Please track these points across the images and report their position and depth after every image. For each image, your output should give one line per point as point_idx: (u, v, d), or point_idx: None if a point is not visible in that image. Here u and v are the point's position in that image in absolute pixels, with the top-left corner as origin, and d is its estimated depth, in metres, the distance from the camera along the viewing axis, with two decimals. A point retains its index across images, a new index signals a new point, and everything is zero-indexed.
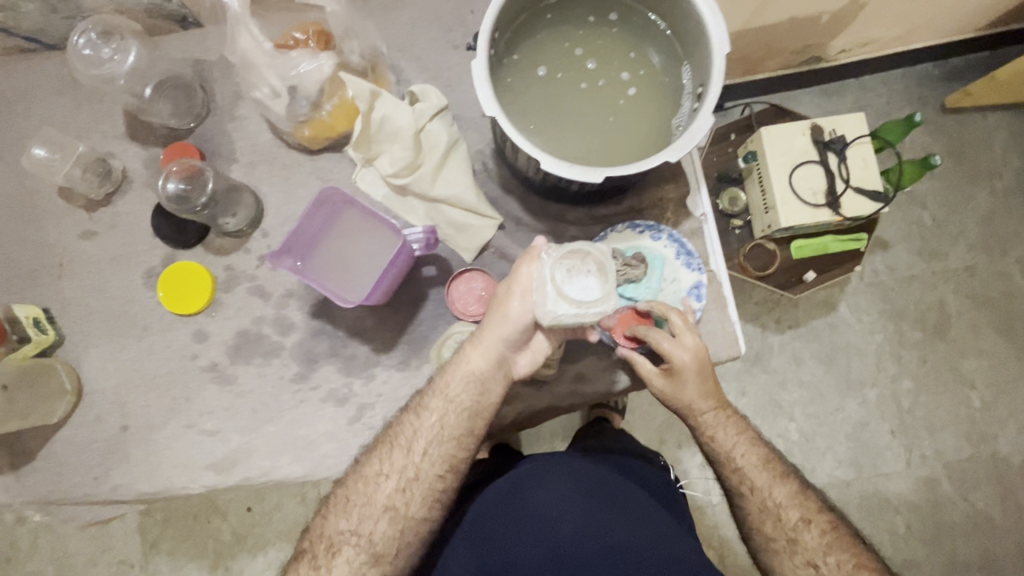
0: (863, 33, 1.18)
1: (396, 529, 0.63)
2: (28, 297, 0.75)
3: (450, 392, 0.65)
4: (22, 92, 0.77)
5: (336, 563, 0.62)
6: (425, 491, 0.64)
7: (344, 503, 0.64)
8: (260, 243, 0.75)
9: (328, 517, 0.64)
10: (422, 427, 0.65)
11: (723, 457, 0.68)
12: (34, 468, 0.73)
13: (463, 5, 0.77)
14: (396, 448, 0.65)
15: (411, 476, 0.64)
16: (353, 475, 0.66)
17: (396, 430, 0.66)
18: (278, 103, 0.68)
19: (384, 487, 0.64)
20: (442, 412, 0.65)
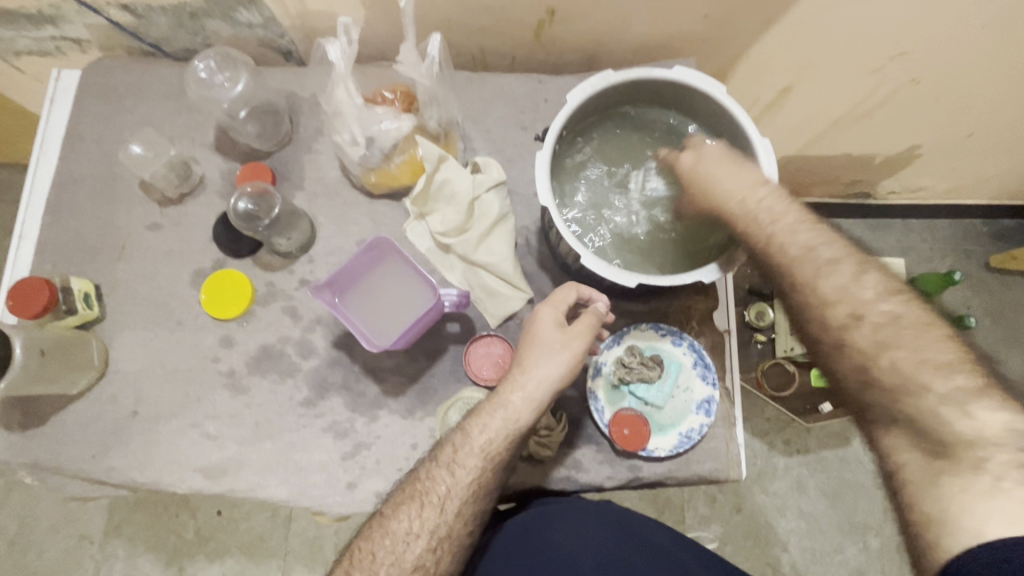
0: (914, 180, 1.38)
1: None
2: (84, 271, 0.80)
3: (485, 451, 0.64)
4: (132, 90, 0.86)
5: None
6: (454, 551, 0.63)
7: (366, 564, 0.62)
8: (305, 267, 0.80)
9: (352, 573, 0.62)
10: (456, 487, 0.63)
11: (819, 296, 0.60)
12: (40, 432, 0.75)
13: (538, 94, 0.85)
14: (427, 506, 0.63)
15: (442, 535, 0.62)
16: (376, 527, 0.63)
17: (425, 486, 0.64)
18: (354, 150, 0.73)
19: (411, 550, 0.61)
20: (478, 472, 0.63)
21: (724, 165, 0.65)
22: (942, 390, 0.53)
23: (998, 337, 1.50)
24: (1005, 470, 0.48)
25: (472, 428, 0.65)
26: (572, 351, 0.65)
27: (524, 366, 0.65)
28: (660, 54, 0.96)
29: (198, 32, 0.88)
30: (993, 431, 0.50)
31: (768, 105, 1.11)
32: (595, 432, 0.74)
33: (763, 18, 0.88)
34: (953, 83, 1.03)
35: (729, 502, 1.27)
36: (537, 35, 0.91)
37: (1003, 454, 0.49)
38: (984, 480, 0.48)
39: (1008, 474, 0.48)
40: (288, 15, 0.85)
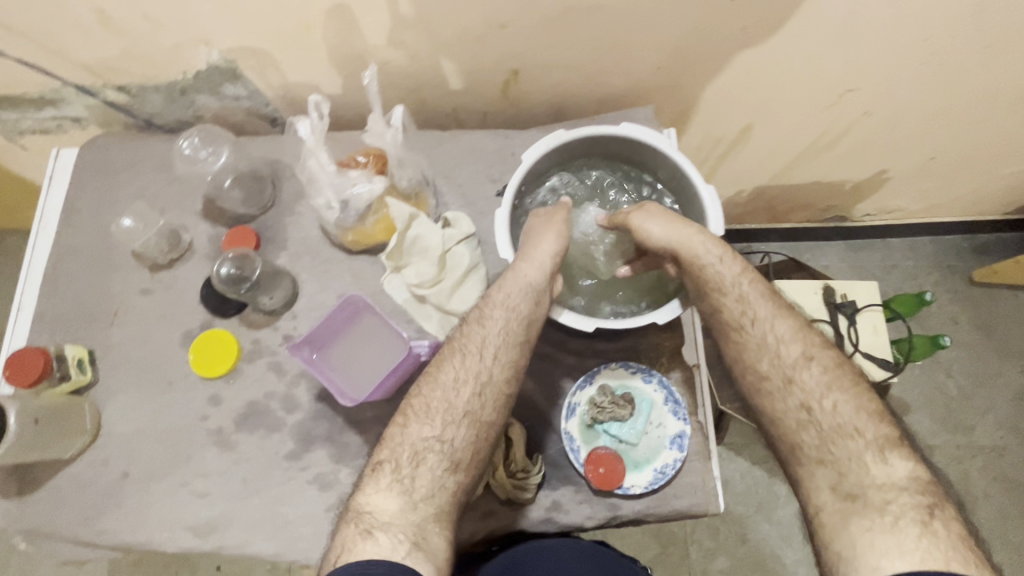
0: (886, 202, 1.42)
1: (473, 434, 0.68)
2: (80, 338, 0.84)
3: (507, 304, 0.73)
4: (126, 164, 0.92)
5: (421, 472, 0.65)
6: (496, 396, 0.70)
7: (419, 413, 0.68)
8: (288, 323, 0.83)
9: (408, 426, 0.68)
10: (489, 335, 0.71)
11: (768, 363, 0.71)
12: (36, 498, 0.78)
13: (505, 148, 0.90)
14: (467, 356, 0.71)
15: (483, 381, 0.70)
16: (424, 387, 0.70)
17: (462, 342, 0.72)
18: (331, 214, 0.80)
19: (456, 398, 0.69)
20: (505, 322, 0.72)
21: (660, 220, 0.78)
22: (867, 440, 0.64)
23: (990, 351, 1.50)
24: (903, 510, 0.58)
25: (492, 293, 0.74)
26: (557, 224, 0.79)
27: (527, 247, 0.77)
28: (623, 100, 1.01)
29: (188, 106, 0.95)
30: (900, 479, 0.61)
31: (732, 143, 1.14)
32: (573, 472, 0.76)
33: (715, 66, 0.92)
34: (908, 113, 1.06)
35: (734, 534, 1.29)
36: (504, 91, 0.96)
37: (899, 496, 0.59)
38: (888, 518, 0.58)
39: (905, 512, 0.58)
40: (270, 87, 0.91)
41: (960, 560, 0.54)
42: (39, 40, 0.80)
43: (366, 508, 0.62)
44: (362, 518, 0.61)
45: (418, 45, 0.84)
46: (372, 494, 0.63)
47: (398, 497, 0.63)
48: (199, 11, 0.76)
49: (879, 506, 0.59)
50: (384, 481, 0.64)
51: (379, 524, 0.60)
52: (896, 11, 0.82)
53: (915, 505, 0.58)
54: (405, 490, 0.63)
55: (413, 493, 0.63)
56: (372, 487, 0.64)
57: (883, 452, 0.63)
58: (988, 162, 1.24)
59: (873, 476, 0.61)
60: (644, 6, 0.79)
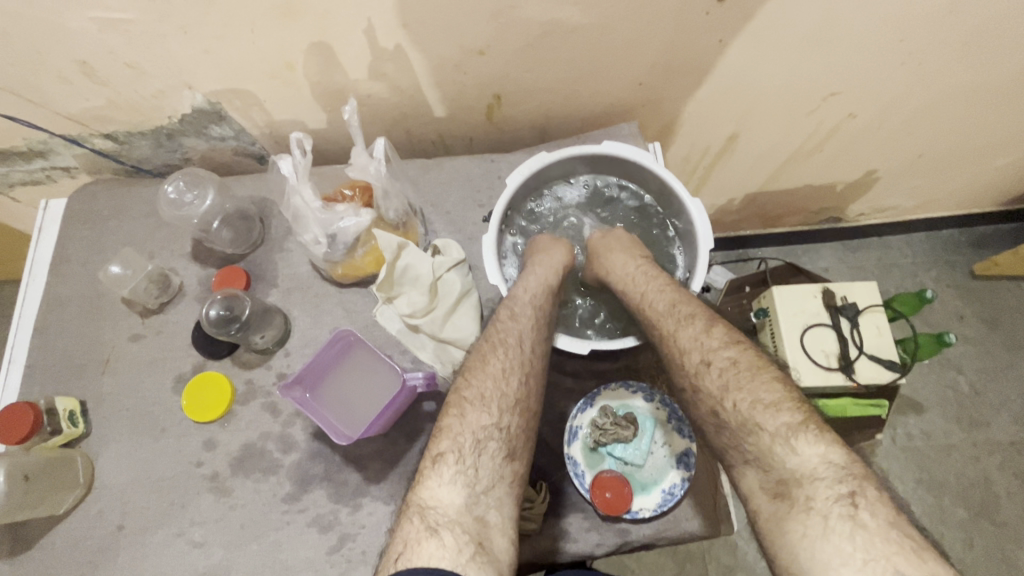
0: (880, 201, 1.41)
1: (523, 423, 0.68)
2: (71, 388, 0.83)
3: (535, 301, 0.76)
4: (116, 211, 0.92)
5: (483, 461, 0.63)
6: (538, 386, 0.71)
7: (474, 402, 0.66)
8: (281, 361, 0.82)
9: (467, 416, 0.65)
10: (524, 328, 0.73)
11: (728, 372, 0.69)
12: (29, 557, 0.75)
13: (491, 172, 0.91)
14: (509, 348, 0.71)
15: (527, 371, 0.70)
16: (473, 378, 0.69)
17: (499, 335, 0.73)
18: (318, 248, 0.79)
19: (506, 387, 0.68)
20: (536, 317, 0.74)
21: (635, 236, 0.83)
22: (773, 427, 0.60)
23: (997, 343, 1.48)
24: (827, 505, 0.54)
25: (517, 293, 0.76)
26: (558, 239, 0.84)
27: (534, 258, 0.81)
28: (607, 117, 1.01)
29: (176, 150, 0.95)
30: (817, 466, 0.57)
31: (719, 152, 1.14)
32: (579, 498, 0.74)
33: (694, 79, 0.92)
34: (891, 112, 1.06)
35: (754, 549, 1.26)
36: (489, 116, 0.97)
37: (824, 489, 0.55)
38: (815, 517, 0.54)
39: (827, 506, 0.54)
40: (256, 126, 0.91)
41: (894, 551, 0.49)
42: (23, 94, 0.81)
43: (430, 503, 0.59)
44: (428, 514, 0.58)
45: (399, 76, 0.84)
46: (436, 488, 0.60)
47: (464, 490, 0.61)
48: (179, 56, 0.76)
49: (806, 506, 0.55)
50: (447, 473, 0.61)
51: (446, 519, 0.58)
52: (869, 15, 0.82)
53: (838, 496, 0.54)
54: (469, 482, 0.61)
55: (476, 485, 0.61)
56: (435, 481, 0.61)
57: (793, 440, 0.59)
58: (978, 155, 1.23)
59: (791, 467, 0.58)
60: (620, 25, 0.79)
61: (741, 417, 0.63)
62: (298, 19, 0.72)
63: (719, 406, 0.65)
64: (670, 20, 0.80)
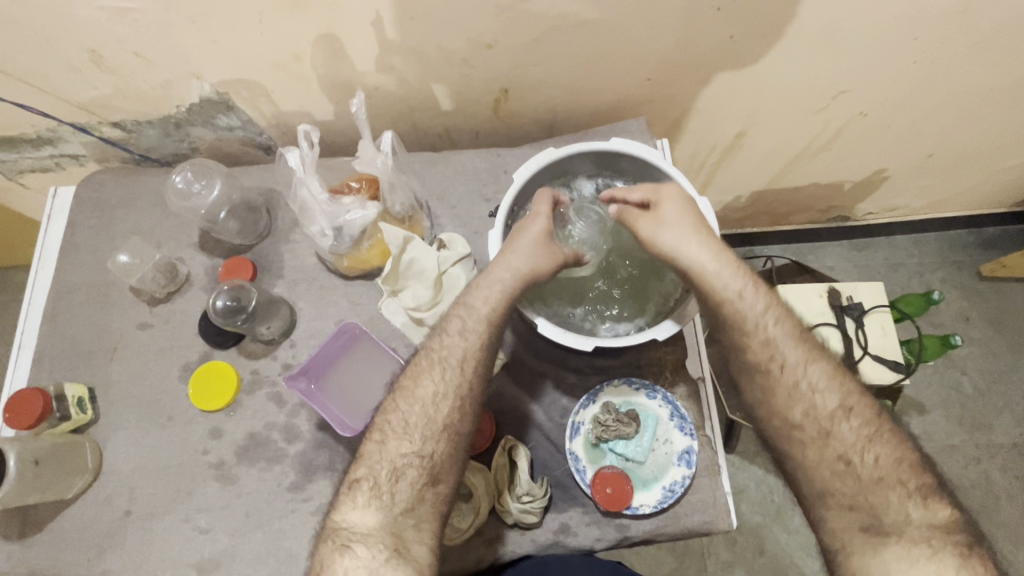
0: (888, 200, 1.40)
1: (453, 447, 0.67)
2: (80, 375, 0.84)
3: (488, 316, 0.71)
4: (124, 199, 0.93)
5: (399, 487, 0.64)
6: (478, 408, 0.69)
7: (397, 430, 0.67)
8: (287, 352, 0.83)
9: (387, 442, 0.67)
10: (469, 347, 0.70)
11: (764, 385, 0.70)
12: (38, 539, 0.77)
13: (498, 166, 0.91)
14: (446, 370, 0.69)
15: (464, 394, 0.68)
16: (402, 400, 0.69)
17: (440, 352, 0.70)
18: (324, 240, 0.79)
19: (436, 412, 0.67)
20: (484, 335, 0.70)
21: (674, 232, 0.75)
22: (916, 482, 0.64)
23: (1003, 346, 1.48)
24: (942, 545, 0.60)
25: (473, 301, 0.72)
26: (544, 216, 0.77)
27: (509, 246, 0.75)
28: (614, 112, 1.01)
29: (182, 139, 0.96)
30: (940, 520, 0.62)
31: (726, 149, 1.13)
32: (581, 492, 0.75)
33: (703, 75, 0.92)
34: (902, 112, 1.06)
35: (752, 545, 1.27)
36: (496, 110, 0.96)
37: (940, 534, 0.60)
38: (925, 551, 0.59)
39: (945, 547, 0.59)
40: (263, 117, 0.92)
41: None
42: (33, 82, 0.81)
43: (343, 524, 0.63)
44: (339, 535, 0.62)
45: (407, 69, 0.84)
46: (349, 512, 0.64)
47: (377, 513, 0.63)
48: (187, 46, 0.76)
49: (919, 541, 0.60)
50: (360, 498, 0.64)
51: (356, 538, 0.61)
52: (882, 14, 0.81)
53: (955, 541, 0.60)
54: (383, 505, 0.64)
55: (392, 508, 0.64)
56: (349, 505, 0.64)
57: (924, 496, 0.63)
58: (989, 156, 1.22)
59: (912, 516, 0.62)
60: (630, 20, 0.79)
61: (881, 468, 0.64)
62: (307, 10, 0.72)
63: None
64: (681, 16, 0.79)
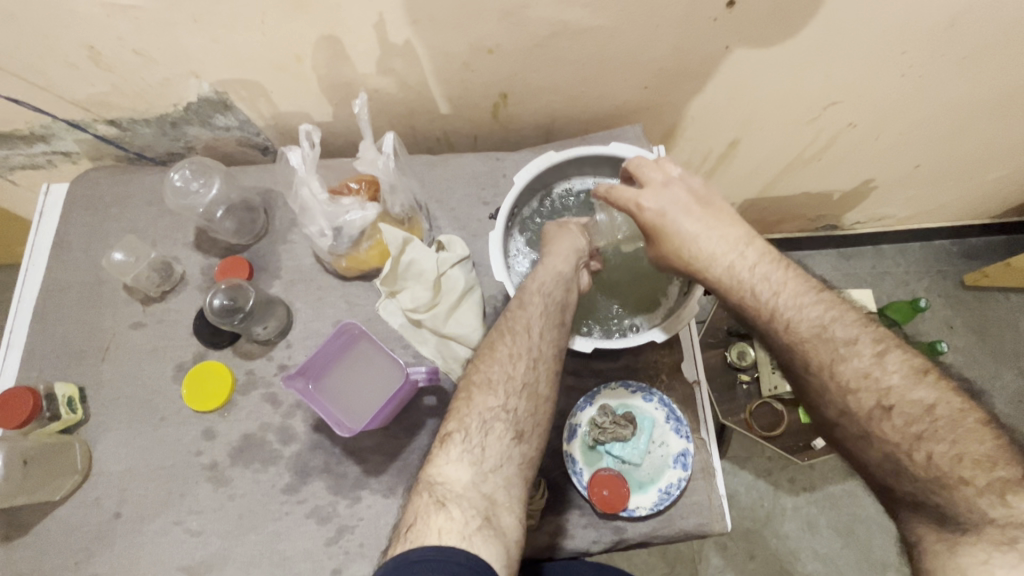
0: (875, 210, 1.43)
1: (533, 406, 0.69)
2: (69, 375, 0.82)
3: (550, 288, 0.75)
4: (118, 198, 0.92)
5: (489, 442, 0.65)
6: (549, 371, 0.70)
7: (481, 386, 0.68)
8: (282, 352, 0.82)
9: (474, 398, 0.68)
10: (533, 315, 0.72)
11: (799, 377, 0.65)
12: (24, 543, 0.75)
13: (496, 170, 0.91)
14: (518, 334, 0.71)
15: (536, 356, 0.70)
16: (482, 362, 0.71)
17: (509, 322, 0.72)
18: (324, 241, 0.79)
19: (514, 370, 0.69)
20: (546, 304, 0.73)
21: (688, 207, 0.74)
22: (982, 482, 0.52)
23: (986, 354, 1.51)
24: None
25: (529, 280, 0.76)
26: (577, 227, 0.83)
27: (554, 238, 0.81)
28: (611, 118, 1.02)
29: (178, 138, 0.95)
30: None
31: (720, 156, 1.15)
32: (578, 495, 0.75)
33: (699, 84, 0.93)
34: (891, 124, 1.08)
35: (743, 550, 1.28)
36: (494, 114, 0.97)
37: None
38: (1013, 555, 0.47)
39: None
40: (261, 117, 0.91)
41: None
42: (30, 78, 0.81)
43: (437, 479, 0.63)
44: (435, 489, 0.61)
45: (407, 72, 0.85)
46: (444, 465, 0.64)
47: (469, 468, 0.63)
48: (188, 45, 0.76)
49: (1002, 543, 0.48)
50: (454, 452, 0.64)
51: (451, 496, 0.61)
52: (873, 27, 0.84)
53: None
54: (475, 460, 0.64)
55: (482, 465, 0.64)
56: (443, 459, 0.64)
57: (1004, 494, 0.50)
58: (973, 168, 1.26)
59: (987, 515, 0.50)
60: (629, 28, 0.80)
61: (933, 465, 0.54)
62: (309, 11, 0.72)
63: None
64: (678, 25, 0.80)
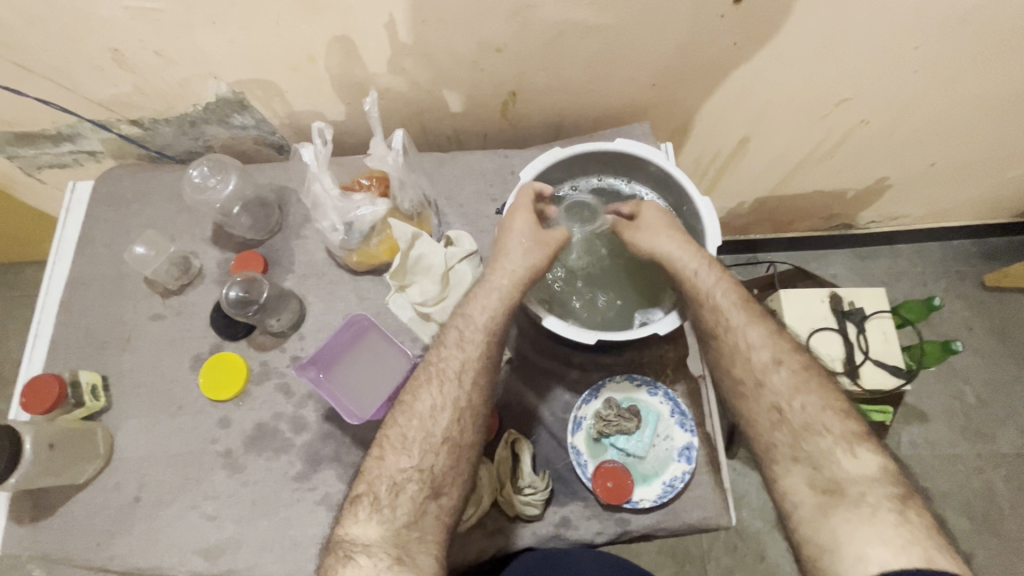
0: (891, 208, 1.41)
1: (453, 459, 0.68)
2: (93, 364, 0.86)
3: (486, 328, 0.73)
4: (140, 194, 0.95)
5: (400, 501, 0.65)
6: (475, 420, 0.70)
7: (396, 445, 0.68)
8: (295, 344, 0.84)
9: (386, 457, 0.68)
10: (464, 360, 0.72)
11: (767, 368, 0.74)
12: (49, 523, 0.78)
13: (505, 167, 0.93)
14: (445, 382, 0.71)
15: (462, 406, 0.70)
16: (401, 415, 0.70)
17: (437, 368, 0.72)
18: (335, 236, 0.82)
19: (433, 425, 0.69)
20: (482, 347, 0.72)
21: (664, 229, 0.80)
22: None
23: (1006, 355, 1.48)
24: None
25: (472, 313, 0.74)
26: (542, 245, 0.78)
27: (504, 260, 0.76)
28: (619, 116, 1.03)
29: (197, 137, 0.98)
30: None
31: (730, 154, 1.15)
32: (582, 487, 0.76)
33: (707, 81, 0.94)
34: (903, 121, 1.07)
35: (753, 551, 1.27)
36: (503, 112, 0.98)
37: None
38: None
39: None
40: (276, 116, 0.94)
41: None
42: (57, 80, 0.84)
43: (346, 537, 0.64)
44: (342, 547, 0.63)
45: (417, 72, 0.86)
46: (353, 525, 0.64)
47: (379, 526, 0.64)
48: (207, 47, 0.79)
49: None
50: (363, 512, 0.65)
51: (359, 549, 0.62)
52: (883, 23, 0.83)
53: None
54: (384, 519, 0.64)
55: (393, 522, 0.64)
56: (352, 520, 0.65)
57: None
58: (991, 166, 1.23)
59: None
60: (636, 26, 0.81)
61: None
62: (322, 13, 0.74)
63: (783, 399, 0.68)
64: (685, 23, 0.81)
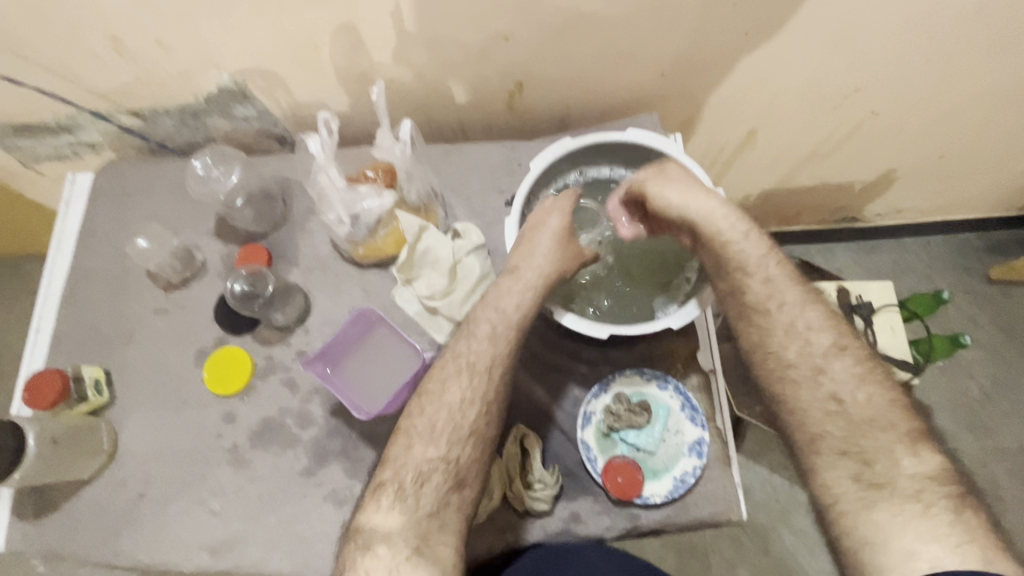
0: (898, 201, 1.40)
1: (478, 450, 0.68)
2: (96, 358, 0.85)
3: (517, 321, 0.72)
4: (141, 187, 0.94)
5: (424, 492, 0.65)
6: (500, 414, 0.70)
7: (424, 434, 0.68)
8: (301, 339, 0.83)
9: (414, 447, 0.67)
10: (496, 353, 0.70)
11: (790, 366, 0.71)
12: (54, 520, 0.78)
13: (512, 158, 0.92)
14: (475, 376, 0.69)
15: (490, 400, 0.69)
16: (426, 404, 0.69)
17: (467, 358, 0.70)
18: (341, 229, 0.80)
19: (463, 418, 0.68)
20: (513, 340, 0.71)
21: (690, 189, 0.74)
22: None
23: (1011, 349, 1.47)
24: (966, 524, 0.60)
25: (503, 303, 0.72)
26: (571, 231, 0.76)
27: (537, 245, 0.75)
28: (627, 107, 1.01)
29: (198, 128, 0.97)
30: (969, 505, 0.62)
31: (739, 145, 1.13)
32: (592, 482, 0.75)
33: (718, 71, 0.92)
34: (914, 112, 1.06)
35: (757, 545, 1.27)
36: (510, 103, 0.97)
37: None
38: None
39: None
40: (279, 107, 0.92)
41: None
42: (55, 69, 0.82)
43: (368, 525, 0.64)
44: (362, 535, 0.63)
45: (423, 61, 0.85)
46: (375, 513, 0.64)
47: (402, 515, 0.64)
48: (210, 36, 0.77)
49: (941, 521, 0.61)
50: (386, 501, 0.65)
51: (383, 538, 0.63)
52: (900, 12, 0.82)
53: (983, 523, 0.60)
54: (408, 509, 0.64)
55: (416, 512, 0.64)
56: (375, 507, 0.65)
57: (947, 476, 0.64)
58: (1001, 158, 1.22)
59: None
60: (647, 13, 0.79)
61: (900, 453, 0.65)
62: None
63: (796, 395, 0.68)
64: (697, 11, 0.79)
